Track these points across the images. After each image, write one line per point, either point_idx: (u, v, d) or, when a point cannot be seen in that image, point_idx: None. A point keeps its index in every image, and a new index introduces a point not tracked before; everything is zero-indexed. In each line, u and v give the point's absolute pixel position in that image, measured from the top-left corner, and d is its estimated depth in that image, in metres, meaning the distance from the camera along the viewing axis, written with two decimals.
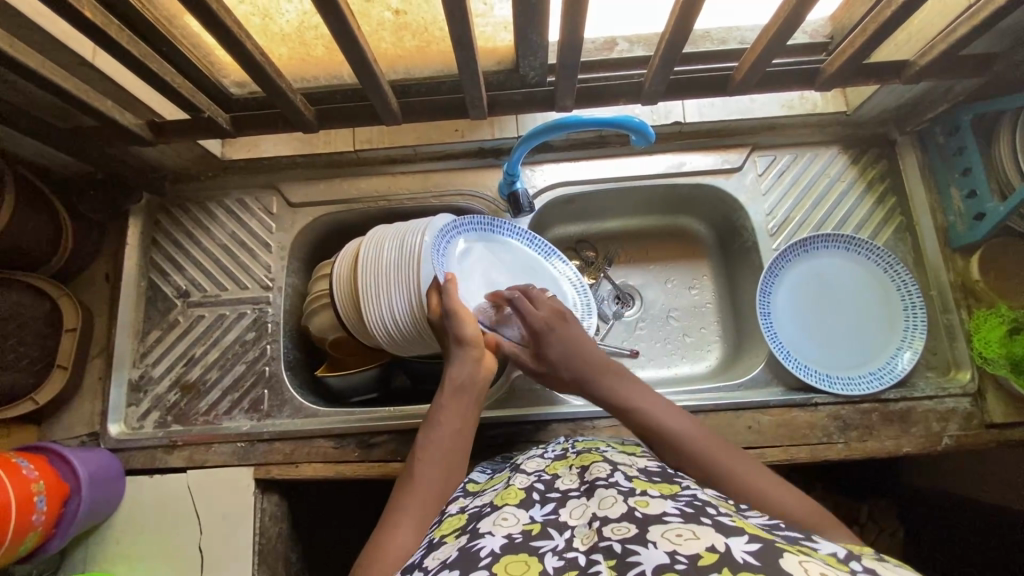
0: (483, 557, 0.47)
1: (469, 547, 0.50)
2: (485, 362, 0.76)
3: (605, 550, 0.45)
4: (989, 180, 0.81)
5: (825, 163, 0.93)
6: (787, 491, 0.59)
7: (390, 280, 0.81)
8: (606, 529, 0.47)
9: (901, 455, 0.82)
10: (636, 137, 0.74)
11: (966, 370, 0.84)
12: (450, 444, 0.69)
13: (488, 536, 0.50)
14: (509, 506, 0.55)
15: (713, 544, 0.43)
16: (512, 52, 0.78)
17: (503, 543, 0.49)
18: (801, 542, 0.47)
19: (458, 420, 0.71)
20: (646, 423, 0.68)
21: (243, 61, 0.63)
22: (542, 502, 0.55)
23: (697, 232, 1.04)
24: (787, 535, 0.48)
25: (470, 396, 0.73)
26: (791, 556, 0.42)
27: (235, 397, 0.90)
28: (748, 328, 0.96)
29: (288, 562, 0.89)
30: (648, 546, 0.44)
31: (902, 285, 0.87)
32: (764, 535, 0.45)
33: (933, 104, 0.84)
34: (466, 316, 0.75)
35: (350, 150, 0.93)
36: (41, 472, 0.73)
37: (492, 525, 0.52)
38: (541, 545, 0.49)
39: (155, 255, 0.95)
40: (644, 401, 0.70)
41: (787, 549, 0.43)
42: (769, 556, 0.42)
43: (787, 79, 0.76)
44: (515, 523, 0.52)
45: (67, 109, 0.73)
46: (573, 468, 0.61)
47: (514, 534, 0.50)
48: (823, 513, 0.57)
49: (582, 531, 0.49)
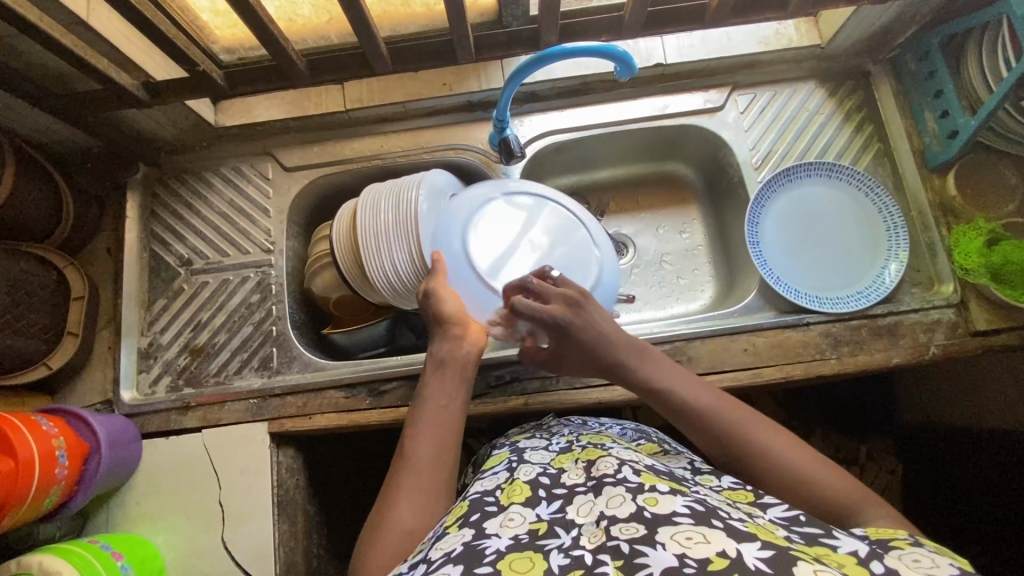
0: (488, 555, 0.48)
1: (474, 545, 0.49)
2: (467, 338, 0.75)
3: (612, 551, 0.45)
4: (960, 98, 0.84)
5: (803, 98, 0.96)
6: (824, 466, 0.58)
7: (388, 254, 0.84)
8: (614, 529, 0.47)
9: (892, 367, 0.85)
10: (620, 68, 0.76)
11: (949, 283, 0.87)
12: (442, 416, 0.68)
13: (494, 536, 0.50)
14: (515, 505, 0.55)
15: (724, 549, 0.42)
16: (495, 5, 0.81)
17: (509, 543, 0.49)
18: (818, 546, 0.45)
19: (444, 396, 0.70)
20: (683, 409, 0.66)
21: (236, 5, 0.65)
22: (549, 500, 0.55)
23: (685, 176, 1.07)
24: (804, 537, 0.46)
25: (453, 369, 0.73)
26: (804, 564, 0.41)
27: (245, 356, 0.92)
28: (739, 261, 1.00)
29: (307, 514, 0.91)
30: (656, 547, 0.43)
31: (883, 208, 0.91)
32: (778, 541, 0.44)
33: (902, 30, 0.87)
34: (447, 294, 0.77)
35: (341, 111, 0.95)
36: (62, 429, 0.75)
37: (498, 526, 0.52)
38: (547, 543, 0.48)
39: (155, 227, 0.97)
40: (673, 381, 0.69)
41: (802, 557, 0.42)
42: (782, 564, 0.40)
43: (760, 7, 0.79)
44: (522, 523, 0.52)
45: (65, 73, 0.75)
46: (579, 463, 0.60)
47: (520, 535, 0.50)
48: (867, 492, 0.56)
49: (589, 530, 0.49)
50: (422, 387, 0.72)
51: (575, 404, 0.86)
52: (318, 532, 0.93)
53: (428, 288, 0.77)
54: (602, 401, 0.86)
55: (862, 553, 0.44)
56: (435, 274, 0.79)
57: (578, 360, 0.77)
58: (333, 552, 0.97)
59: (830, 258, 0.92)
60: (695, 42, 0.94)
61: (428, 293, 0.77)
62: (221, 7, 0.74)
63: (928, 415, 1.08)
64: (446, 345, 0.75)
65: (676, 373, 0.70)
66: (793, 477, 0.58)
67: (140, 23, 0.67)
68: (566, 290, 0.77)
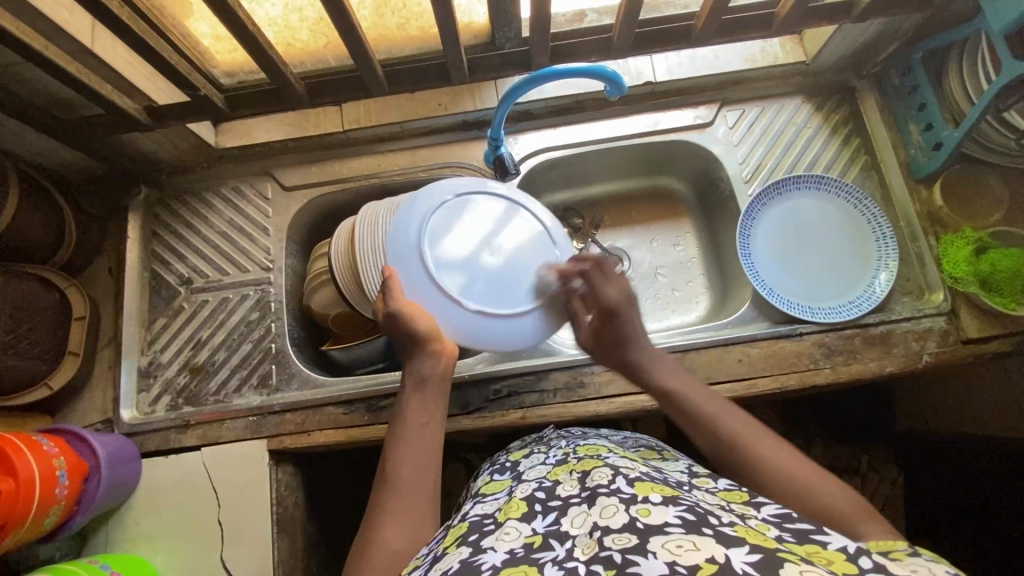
0: (484, 570, 0.48)
1: (471, 562, 0.50)
2: (444, 355, 0.72)
3: (605, 561, 0.45)
4: (943, 111, 0.86)
5: (791, 112, 0.98)
6: (829, 480, 0.58)
7: (388, 270, 0.82)
8: (607, 539, 0.47)
9: (887, 376, 0.86)
10: (610, 87, 0.79)
11: (938, 292, 0.88)
12: (423, 437, 0.67)
13: (490, 551, 0.51)
14: (511, 521, 0.55)
15: (713, 555, 0.42)
16: (488, 27, 0.83)
17: (504, 557, 0.49)
18: (809, 543, 0.46)
19: (425, 414, 0.69)
20: (682, 404, 0.68)
21: (236, 31, 0.68)
22: (544, 513, 0.55)
23: (677, 190, 1.09)
24: (795, 535, 0.47)
25: (432, 388, 0.71)
26: (792, 565, 0.41)
27: (244, 374, 0.92)
28: (731, 273, 1.01)
29: (307, 533, 0.91)
30: (648, 556, 0.43)
31: (872, 219, 0.92)
32: (767, 543, 0.45)
33: (885, 45, 0.90)
34: (414, 308, 0.72)
35: (339, 131, 0.97)
36: (61, 449, 0.75)
37: (495, 541, 0.52)
38: (542, 556, 0.49)
39: (156, 247, 0.98)
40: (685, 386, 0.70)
41: (790, 558, 0.42)
42: (770, 566, 0.41)
43: (746, 27, 0.81)
44: (517, 537, 0.52)
45: (69, 99, 0.78)
46: (574, 474, 0.60)
47: (516, 549, 0.50)
48: (872, 511, 0.56)
49: (583, 541, 0.49)
50: (400, 405, 0.70)
51: (573, 417, 0.87)
52: (317, 551, 0.93)
53: (393, 308, 0.71)
54: (600, 414, 0.87)
55: (850, 548, 0.45)
56: (391, 293, 0.72)
57: (609, 352, 0.77)
58: (333, 570, 0.97)
59: (820, 265, 0.94)
60: (683, 61, 0.96)
61: (393, 312, 0.71)
62: (222, 33, 0.77)
63: (925, 425, 1.08)
64: (426, 363, 0.72)
65: (687, 379, 0.72)
66: (800, 479, 0.58)
67: (144, 51, 0.69)
68: (624, 281, 0.78)
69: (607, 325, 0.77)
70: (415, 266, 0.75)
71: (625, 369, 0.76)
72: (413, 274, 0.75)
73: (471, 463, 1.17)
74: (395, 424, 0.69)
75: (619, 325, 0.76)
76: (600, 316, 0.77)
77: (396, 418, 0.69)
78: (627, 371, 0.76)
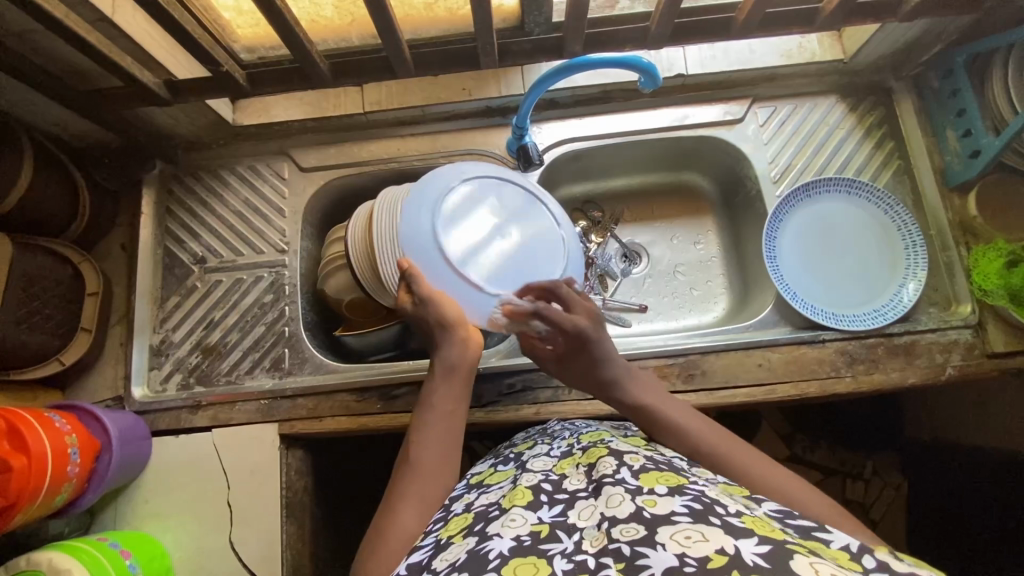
0: (491, 559, 0.47)
1: (478, 550, 0.48)
2: (471, 343, 0.72)
3: (614, 554, 0.44)
4: (983, 118, 0.84)
5: (824, 112, 0.96)
6: (791, 480, 0.59)
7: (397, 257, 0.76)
8: (615, 531, 0.46)
9: (907, 387, 0.85)
10: (645, 79, 0.77)
11: (966, 303, 0.86)
12: (449, 430, 0.67)
13: (496, 537, 0.49)
14: (516, 508, 0.53)
15: (722, 546, 0.41)
16: (518, 11, 0.80)
17: (511, 544, 0.48)
18: (812, 539, 0.46)
19: (452, 403, 0.68)
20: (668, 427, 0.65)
21: (262, 6, 0.65)
22: (550, 504, 0.53)
23: (702, 188, 1.07)
24: (797, 530, 0.47)
25: (462, 380, 0.71)
26: (802, 557, 0.40)
27: (257, 356, 0.91)
28: (754, 274, 0.99)
29: (314, 517, 0.91)
30: (657, 548, 0.42)
31: (902, 225, 0.90)
32: (775, 534, 0.43)
33: (927, 47, 0.87)
34: (442, 298, 0.72)
35: (360, 112, 0.95)
36: (74, 426, 0.74)
37: (500, 526, 0.51)
38: (549, 547, 0.47)
39: (170, 224, 0.96)
40: (654, 398, 0.68)
41: (798, 549, 0.41)
42: (779, 558, 0.40)
43: (788, 21, 0.78)
44: (523, 524, 0.50)
45: (88, 70, 0.76)
46: (580, 467, 0.59)
47: (523, 536, 0.49)
48: (837, 508, 0.57)
49: (591, 533, 0.48)
50: (428, 390, 0.69)
51: (588, 415, 0.86)
52: (324, 535, 0.93)
53: (420, 296, 0.71)
54: (615, 413, 0.86)
55: (852, 547, 0.45)
56: (414, 280, 0.72)
57: (581, 376, 0.74)
58: (337, 555, 0.97)
59: (840, 285, 0.92)
60: (717, 53, 0.94)
61: (422, 299, 0.72)
62: (245, 7, 0.74)
63: (939, 437, 1.07)
64: (453, 351, 0.71)
65: (656, 395, 0.69)
66: (766, 480, 0.58)
67: (166, 23, 0.67)
68: (587, 303, 0.75)
69: (575, 355, 0.73)
70: (434, 260, 0.75)
71: (600, 388, 0.72)
72: (437, 271, 0.75)
73: (477, 451, 1.16)
74: (420, 408, 0.69)
75: (589, 354, 0.72)
76: (567, 343, 0.73)
77: (421, 402, 0.69)
78: (599, 389, 0.72)
